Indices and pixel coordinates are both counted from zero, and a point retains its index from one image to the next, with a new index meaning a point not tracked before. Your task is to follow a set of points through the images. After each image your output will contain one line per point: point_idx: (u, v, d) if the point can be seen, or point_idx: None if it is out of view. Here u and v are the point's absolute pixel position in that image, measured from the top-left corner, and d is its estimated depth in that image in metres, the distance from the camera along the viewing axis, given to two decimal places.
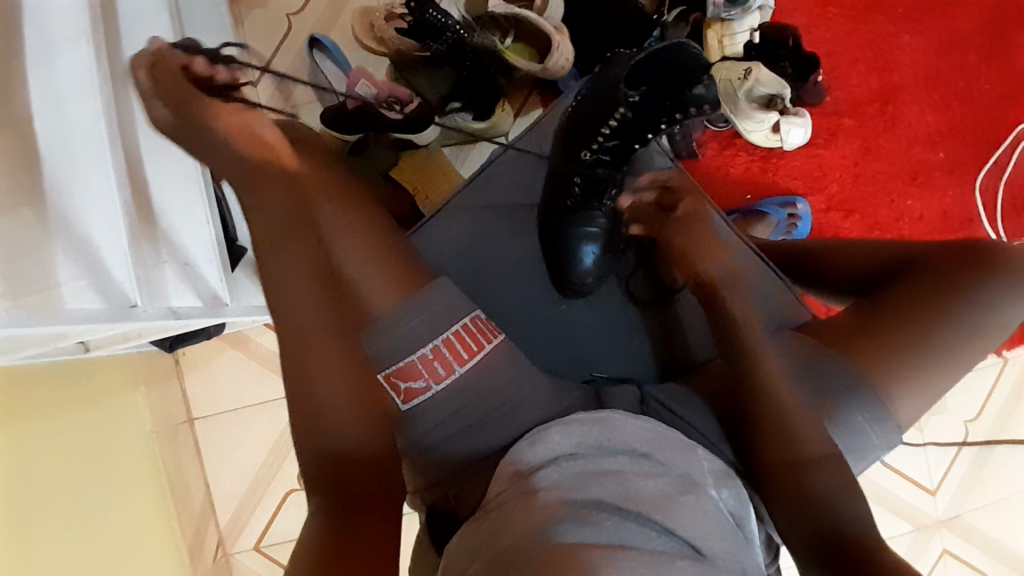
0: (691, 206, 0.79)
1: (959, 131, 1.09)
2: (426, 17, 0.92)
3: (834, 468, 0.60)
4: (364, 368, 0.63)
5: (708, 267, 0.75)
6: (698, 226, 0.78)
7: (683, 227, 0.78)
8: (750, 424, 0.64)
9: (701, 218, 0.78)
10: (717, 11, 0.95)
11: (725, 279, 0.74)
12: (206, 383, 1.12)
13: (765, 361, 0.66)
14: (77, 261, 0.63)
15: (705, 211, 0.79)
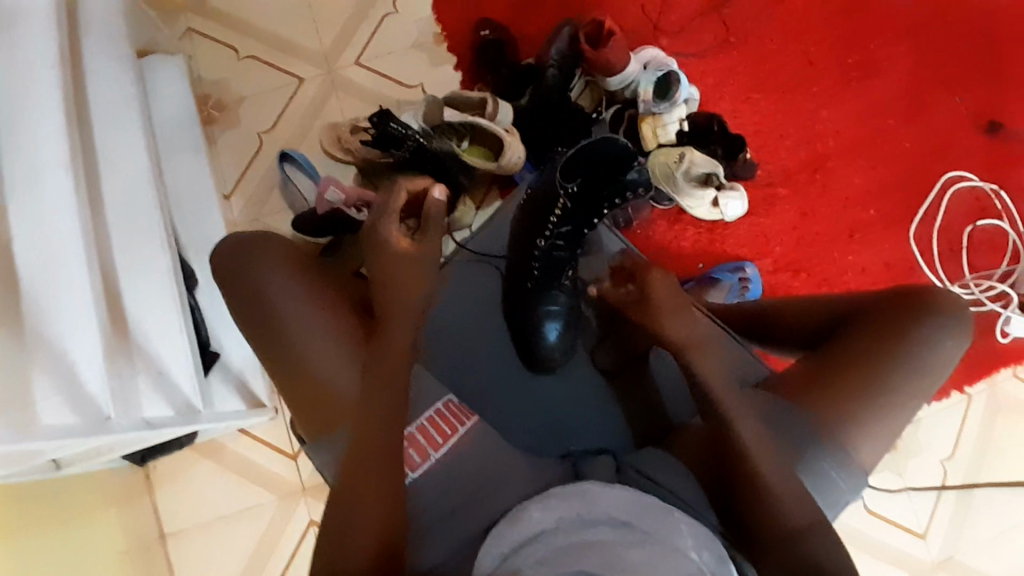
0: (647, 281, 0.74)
1: (886, 189, 1.19)
2: (387, 129, 1.01)
3: (820, 535, 0.60)
4: (393, 417, 0.67)
5: (680, 338, 0.71)
6: (658, 299, 0.73)
7: (642, 308, 0.74)
8: (733, 486, 0.64)
9: (657, 288, 0.73)
10: (648, 106, 1.06)
11: (690, 348, 0.71)
12: (180, 495, 1.08)
13: (742, 425, 0.66)
14: (54, 375, 0.63)
15: (664, 284, 0.74)
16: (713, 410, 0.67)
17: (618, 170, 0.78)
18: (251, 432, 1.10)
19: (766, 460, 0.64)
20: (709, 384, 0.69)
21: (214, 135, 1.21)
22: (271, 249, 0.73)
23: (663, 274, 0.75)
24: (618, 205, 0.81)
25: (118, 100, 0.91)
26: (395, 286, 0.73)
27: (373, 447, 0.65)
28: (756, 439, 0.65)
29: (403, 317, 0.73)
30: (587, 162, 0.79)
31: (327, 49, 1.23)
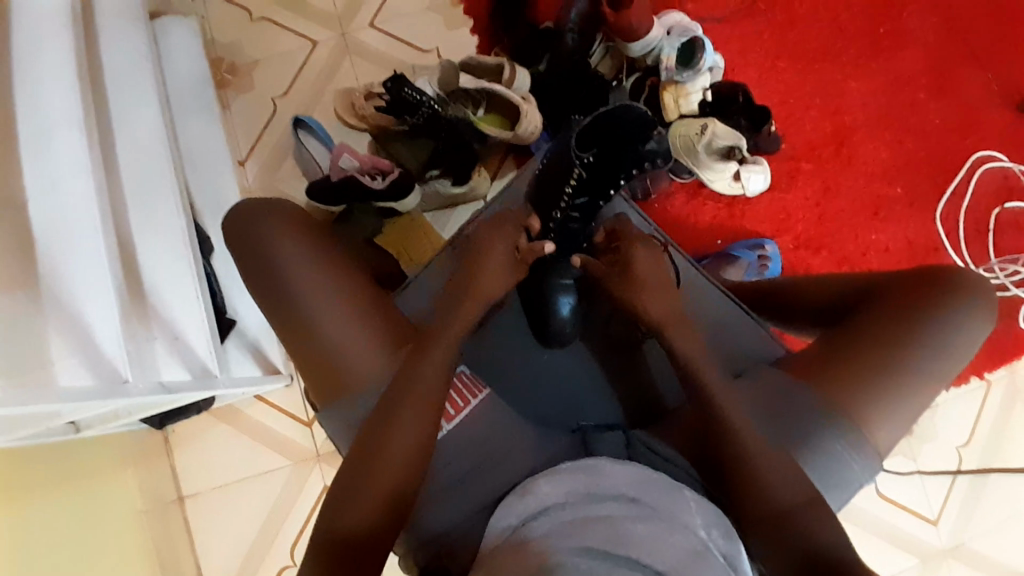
0: (630, 252, 0.78)
1: (915, 165, 1.14)
2: (401, 94, 0.97)
3: (813, 513, 0.60)
4: (428, 410, 0.65)
5: (659, 314, 0.73)
6: (639, 273, 0.76)
7: (624, 278, 0.77)
8: (731, 469, 0.63)
9: (639, 263, 0.77)
10: (671, 74, 1.02)
11: (670, 325, 0.72)
12: (197, 458, 1.11)
13: (733, 407, 0.66)
14: (68, 338, 0.64)
15: (647, 258, 0.77)
16: (702, 389, 0.67)
17: (634, 143, 0.81)
18: (265, 400, 1.12)
19: (762, 442, 0.63)
20: (698, 366, 0.69)
21: (228, 99, 1.19)
22: (284, 213, 0.73)
23: (646, 247, 0.79)
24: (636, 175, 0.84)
25: (131, 61, 0.90)
26: (489, 270, 0.76)
27: (405, 433, 0.63)
28: (748, 421, 0.65)
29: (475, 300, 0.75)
30: (604, 131, 0.80)
31: (341, 12, 1.20)
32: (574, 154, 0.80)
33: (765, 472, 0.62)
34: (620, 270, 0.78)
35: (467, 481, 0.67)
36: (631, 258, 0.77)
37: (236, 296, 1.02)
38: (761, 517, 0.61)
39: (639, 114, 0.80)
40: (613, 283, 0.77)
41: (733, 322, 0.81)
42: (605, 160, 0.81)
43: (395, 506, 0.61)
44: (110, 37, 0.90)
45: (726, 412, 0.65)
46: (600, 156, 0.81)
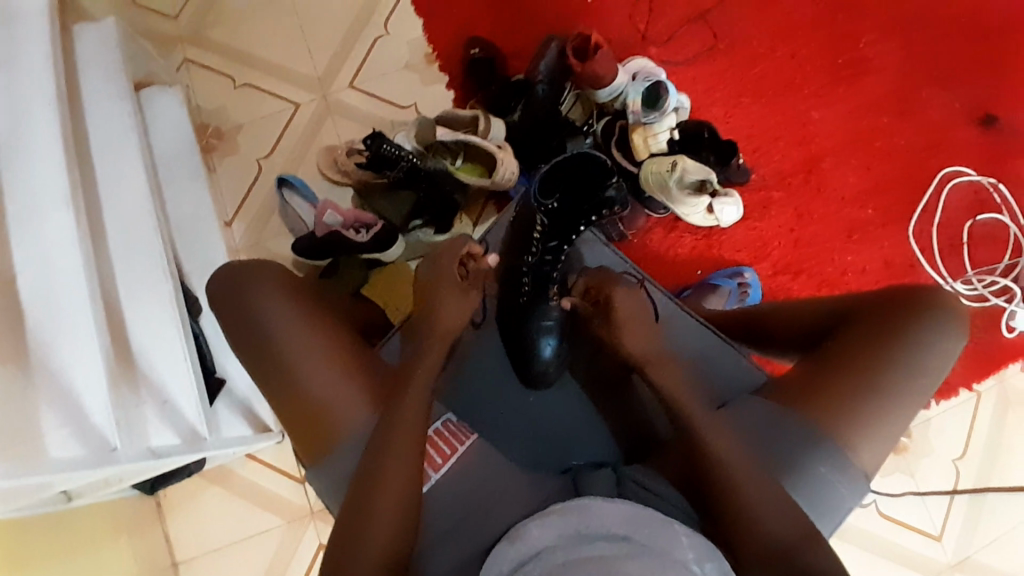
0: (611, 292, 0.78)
1: (884, 187, 1.18)
2: (380, 150, 1.02)
3: (813, 548, 0.59)
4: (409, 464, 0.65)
5: (636, 348, 0.74)
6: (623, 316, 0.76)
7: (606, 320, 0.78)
8: (715, 503, 0.64)
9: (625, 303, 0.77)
10: (637, 117, 1.06)
11: (649, 362, 0.73)
12: (191, 523, 1.09)
13: (718, 441, 0.66)
14: (60, 410, 0.65)
15: (628, 297, 0.77)
16: (686, 425, 0.68)
17: (597, 186, 0.88)
18: (258, 458, 1.11)
19: (750, 474, 0.64)
20: (682, 403, 0.69)
21: (214, 163, 1.23)
22: (267, 272, 0.74)
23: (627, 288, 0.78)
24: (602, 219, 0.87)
25: (117, 134, 0.93)
26: (444, 315, 0.78)
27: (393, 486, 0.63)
28: (733, 452, 0.65)
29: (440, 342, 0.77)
30: (563, 179, 0.90)
31: (321, 74, 1.25)
32: (539, 202, 0.89)
33: (753, 504, 0.62)
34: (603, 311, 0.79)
35: (463, 530, 0.67)
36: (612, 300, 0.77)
37: (225, 355, 1.02)
38: (749, 549, 0.60)
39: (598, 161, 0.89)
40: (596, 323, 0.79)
41: (713, 354, 0.84)
42: (567, 208, 0.88)
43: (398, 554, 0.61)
44: (98, 112, 0.93)
45: (712, 449, 0.65)
46: (563, 202, 0.89)
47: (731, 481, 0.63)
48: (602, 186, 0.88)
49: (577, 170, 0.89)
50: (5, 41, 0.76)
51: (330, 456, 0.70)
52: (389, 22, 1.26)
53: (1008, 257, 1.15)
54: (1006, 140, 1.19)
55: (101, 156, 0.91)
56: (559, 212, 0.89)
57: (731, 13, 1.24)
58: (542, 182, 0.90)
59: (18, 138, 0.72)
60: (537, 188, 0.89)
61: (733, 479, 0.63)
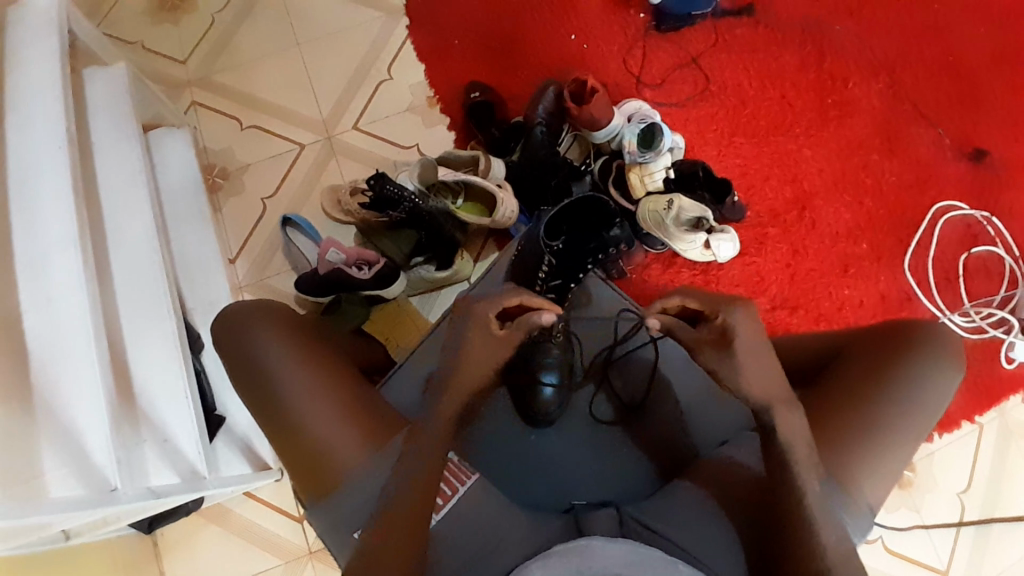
0: (726, 315, 0.65)
1: (876, 223, 1.20)
2: (383, 190, 1.03)
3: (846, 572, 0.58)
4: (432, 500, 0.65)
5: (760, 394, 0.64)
6: (741, 349, 0.64)
7: (727, 361, 0.65)
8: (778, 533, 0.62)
9: (744, 332, 0.65)
10: (633, 157, 1.10)
11: (775, 402, 0.64)
12: (185, 564, 1.07)
13: (807, 479, 0.63)
14: (61, 451, 0.64)
15: (750, 329, 0.65)
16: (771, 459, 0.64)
17: (604, 224, 0.96)
18: (256, 497, 1.10)
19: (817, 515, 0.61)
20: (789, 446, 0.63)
21: (218, 203, 1.25)
22: (272, 314, 0.75)
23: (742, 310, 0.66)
24: (601, 260, 0.97)
25: (126, 174, 0.95)
26: (470, 359, 0.70)
27: (414, 524, 0.63)
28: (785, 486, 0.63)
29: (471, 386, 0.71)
30: (569, 223, 0.96)
31: (326, 117, 1.29)
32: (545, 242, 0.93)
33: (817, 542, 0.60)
34: (713, 338, 0.66)
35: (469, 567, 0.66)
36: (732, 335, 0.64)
37: (226, 393, 1.03)
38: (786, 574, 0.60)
39: (605, 205, 0.95)
40: (705, 352, 0.67)
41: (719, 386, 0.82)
42: (573, 247, 0.95)
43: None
44: (108, 154, 0.96)
45: (800, 484, 0.62)
46: (567, 243, 0.96)
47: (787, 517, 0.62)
48: (607, 226, 0.96)
49: (581, 214, 0.97)
50: (22, 90, 0.79)
51: (333, 498, 0.69)
52: (392, 67, 1.30)
53: (1005, 289, 1.16)
54: (994, 175, 1.22)
55: (109, 197, 0.93)
56: (564, 252, 0.95)
57: (722, 57, 1.29)
58: (551, 223, 0.96)
59: (31, 181, 0.74)
60: (543, 228, 0.92)
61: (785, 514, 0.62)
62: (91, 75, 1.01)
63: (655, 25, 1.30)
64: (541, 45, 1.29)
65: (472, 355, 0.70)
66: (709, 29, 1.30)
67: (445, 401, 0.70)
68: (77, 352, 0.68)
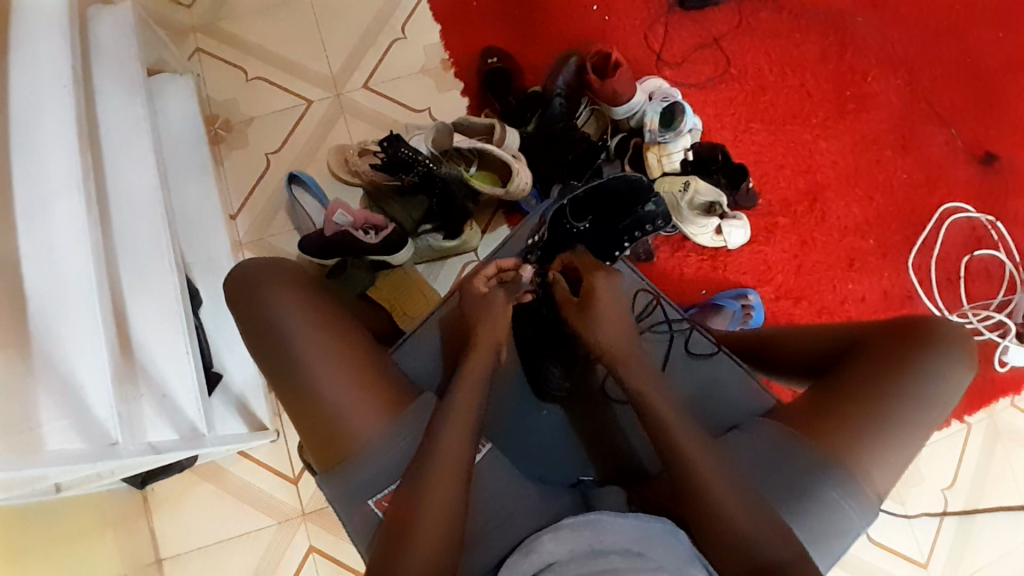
0: (591, 281, 0.83)
1: (884, 219, 1.21)
2: (398, 154, 1.02)
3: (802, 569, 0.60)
4: (455, 463, 0.65)
5: (604, 347, 0.78)
6: (600, 309, 0.80)
7: (586, 314, 0.80)
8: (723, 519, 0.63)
9: (602, 295, 0.81)
10: (653, 136, 1.09)
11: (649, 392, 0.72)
12: (179, 518, 1.08)
13: (725, 472, 0.65)
14: (60, 402, 0.62)
15: (608, 288, 0.82)
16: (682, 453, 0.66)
17: (637, 203, 0.97)
18: (250, 456, 1.10)
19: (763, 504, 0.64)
20: (672, 427, 0.68)
21: (221, 155, 1.22)
22: (285, 275, 0.74)
23: (607, 278, 0.84)
24: (638, 236, 0.97)
25: (129, 120, 0.91)
26: (490, 321, 0.79)
27: (440, 488, 0.63)
28: (732, 480, 0.65)
29: (487, 348, 0.77)
30: (599, 203, 0.97)
31: (335, 73, 1.25)
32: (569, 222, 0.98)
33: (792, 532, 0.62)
34: (580, 301, 0.82)
35: (494, 532, 0.67)
36: (591, 288, 0.82)
37: (225, 350, 1.02)
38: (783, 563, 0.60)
39: (636, 180, 0.97)
40: (570, 312, 0.82)
41: (722, 373, 0.84)
42: (599, 227, 0.98)
43: (453, 545, 0.62)
44: (108, 96, 0.91)
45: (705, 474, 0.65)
46: (593, 223, 0.98)
47: (721, 511, 0.63)
48: (640, 203, 0.96)
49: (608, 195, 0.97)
50: (21, 26, 0.75)
51: (344, 467, 0.68)
52: (406, 26, 1.26)
53: (1003, 293, 1.18)
54: (1003, 180, 1.22)
55: (111, 144, 0.89)
56: (590, 232, 0.98)
57: (743, 40, 1.26)
58: (577, 203, 0.98)
59: (37, 123, 0.72)
60: (568, 207, 0.97)
61: (722, 509, 0.63)
62: (94, 13, 0.96)
63: (678, 2, 1.27)
64: (561, 15, 1.26)
65: (495, 317, 0.80)
66: (732, 11, 1.27)
67: (474, 362, 0.75)
68: (78, 303, 0.67)
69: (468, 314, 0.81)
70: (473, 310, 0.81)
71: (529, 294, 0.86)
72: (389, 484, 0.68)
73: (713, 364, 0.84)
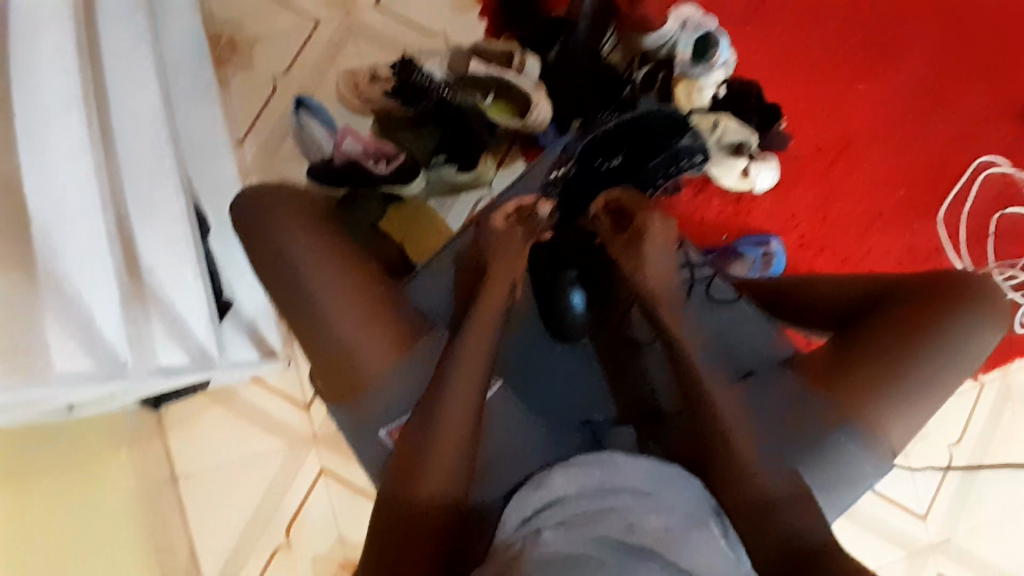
0: (644, 220, 0.78)
1: (918, 170, 1.15)
2: (411, 78, 0.99)
3: (800, 508, 0.61)
4: (466, 400, 0.64)
5: (649, 287, 0.75)
6: (649, 252, 0.76)
7: (637, 256, 0.76)
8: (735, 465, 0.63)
9: (653, 236, 0.77)
10: (684, 68, 1.03)
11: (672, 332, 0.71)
12: (192, 441, 1.10)
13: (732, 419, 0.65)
14: (68, 322, 0.62)
15: (660, 229, 0.77)
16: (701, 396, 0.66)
17: (674, 133, 0.91)
18: (261, 384, 1.11)
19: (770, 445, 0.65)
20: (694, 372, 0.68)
21: (227, 76, 1.16)
22: (294, 202, 0.72)
23: (660, 218, 0.78)
24: (673, 171, 0.93)
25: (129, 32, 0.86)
26: (501, 257, 0.77)
27: (451, 422, 0.63)
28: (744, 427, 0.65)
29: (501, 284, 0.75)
30: (630, 133, 0.90)
31: None
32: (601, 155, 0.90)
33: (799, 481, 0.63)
34: (629, 237, 0.78)
35: (502, 468, 0.68)
36: (644, 228, 0.77)
37: (234, 278, 1.00)
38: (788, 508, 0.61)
39: (670, 113, 0.91)
40: (618, 250, 0.78)
41: (740, 320, 0.82)
42: (631, 163, 0.90)
43: (462, 479, 0.62)
44: None
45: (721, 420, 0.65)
46: (626, 158, 0.90)
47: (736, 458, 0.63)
48: (678, 134, 0.91)
49: (644, 128, 0.91)
50: None
51: (355, 398, 0.68)
52: None
53: None
54: None
55: None
56: (622, 168, 0.90)
57: None
58: (610, 134, 0.90)
59: None
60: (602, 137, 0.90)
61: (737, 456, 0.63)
62: None
63: None
64: None
65: (508, 252, 0.77)
66: None
67: (488, 298, 0.73)
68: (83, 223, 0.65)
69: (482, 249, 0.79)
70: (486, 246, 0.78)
71: (547, 231, 0.84)
72: (399, 416, 0.68)
73: (732, 312, 0.82)
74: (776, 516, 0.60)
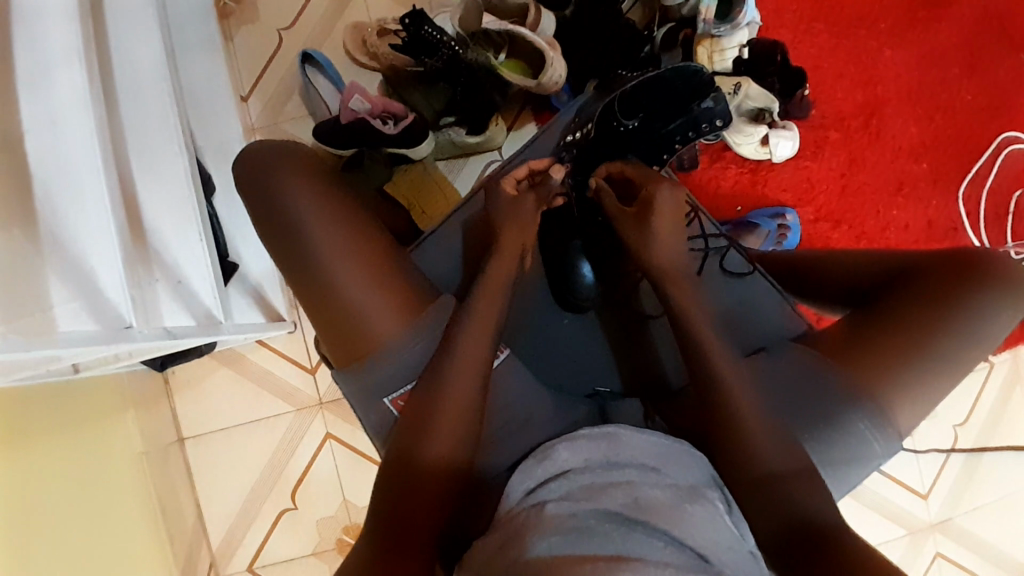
0: (653, 190, 0.76)
1: (943, 143, 1.11)
2: (421, 33, 0.94)
3: (806, 479, 0.60)
4: (472, 370, 0.63)
5: (660, 261, 0.73)
6: (658, 223, 0.74)
7: (644, 226, 0.74)
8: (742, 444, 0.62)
9: (663, 206, 0.74)
10: (707, 28, 0.97)
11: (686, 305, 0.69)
12: (200, 401, 1.11)
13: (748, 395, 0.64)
14: (69, 281, 0.60)
15: (670, 200, 0.75)
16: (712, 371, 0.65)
17: (693, 97, 0.86)
18: (268, 346, 1.11)
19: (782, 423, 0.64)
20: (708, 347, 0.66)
21: (231, 30, 1.12)
22: (302, 163, 0.70)
23: (670, 188, 0.76)
24: (691, 138, 0.87)
25: None
26: (511, 223, 0.74)
27: (457, 390, 0.62)
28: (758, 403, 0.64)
29: (512, 251, 0.73)
30: (648, 96, 0.86)
31: None
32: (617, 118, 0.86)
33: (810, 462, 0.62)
34: (637, 210, 0.75)
35: (506, 437, 0.67)
36: (653, 195, 0.75)
37: (239, 240, 0.99)
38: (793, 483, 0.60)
39: (696, 73, 0.85)
40: (625, 222, 0.76)
41: (753, 293, 0.81)
42: (649, 128, 0.86)
43: (466, 447, 0.62)
44: None
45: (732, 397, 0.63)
46: (644, 121, 0.86)
47: (745, 436, 0.62)
48: (698, 99, 0.86)
49: (664, 90, 0.86)
50: None
51: (359, 365, 0.66)
52: None
53: None
54: None
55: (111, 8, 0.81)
56: (637, 133, 0.86)
57: None
58: (627, 98, 0.86)
59: None
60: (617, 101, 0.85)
61: (746, 434, 0.62)
62: None
63: None
64: None
65: (518, 218, 0.75)
66: None
67: (496, 266, 0.71)
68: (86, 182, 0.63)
69: (491, 216, 0.77)
70: (496, 212, 0.76)
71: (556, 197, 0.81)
72: (405, 384, 0.66)
73: (743, 285, 0.82)
74: (781, 492, 0.60)
